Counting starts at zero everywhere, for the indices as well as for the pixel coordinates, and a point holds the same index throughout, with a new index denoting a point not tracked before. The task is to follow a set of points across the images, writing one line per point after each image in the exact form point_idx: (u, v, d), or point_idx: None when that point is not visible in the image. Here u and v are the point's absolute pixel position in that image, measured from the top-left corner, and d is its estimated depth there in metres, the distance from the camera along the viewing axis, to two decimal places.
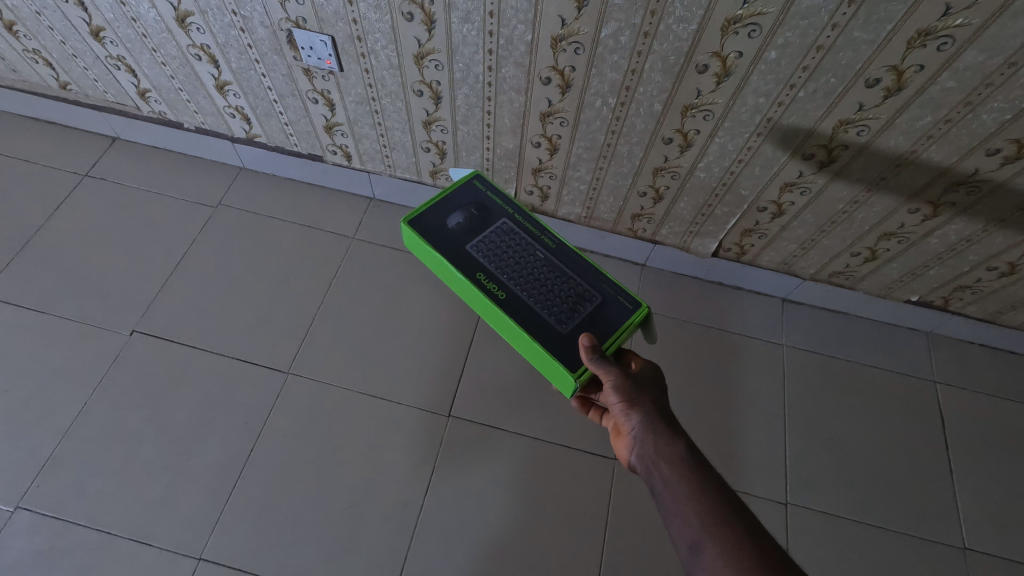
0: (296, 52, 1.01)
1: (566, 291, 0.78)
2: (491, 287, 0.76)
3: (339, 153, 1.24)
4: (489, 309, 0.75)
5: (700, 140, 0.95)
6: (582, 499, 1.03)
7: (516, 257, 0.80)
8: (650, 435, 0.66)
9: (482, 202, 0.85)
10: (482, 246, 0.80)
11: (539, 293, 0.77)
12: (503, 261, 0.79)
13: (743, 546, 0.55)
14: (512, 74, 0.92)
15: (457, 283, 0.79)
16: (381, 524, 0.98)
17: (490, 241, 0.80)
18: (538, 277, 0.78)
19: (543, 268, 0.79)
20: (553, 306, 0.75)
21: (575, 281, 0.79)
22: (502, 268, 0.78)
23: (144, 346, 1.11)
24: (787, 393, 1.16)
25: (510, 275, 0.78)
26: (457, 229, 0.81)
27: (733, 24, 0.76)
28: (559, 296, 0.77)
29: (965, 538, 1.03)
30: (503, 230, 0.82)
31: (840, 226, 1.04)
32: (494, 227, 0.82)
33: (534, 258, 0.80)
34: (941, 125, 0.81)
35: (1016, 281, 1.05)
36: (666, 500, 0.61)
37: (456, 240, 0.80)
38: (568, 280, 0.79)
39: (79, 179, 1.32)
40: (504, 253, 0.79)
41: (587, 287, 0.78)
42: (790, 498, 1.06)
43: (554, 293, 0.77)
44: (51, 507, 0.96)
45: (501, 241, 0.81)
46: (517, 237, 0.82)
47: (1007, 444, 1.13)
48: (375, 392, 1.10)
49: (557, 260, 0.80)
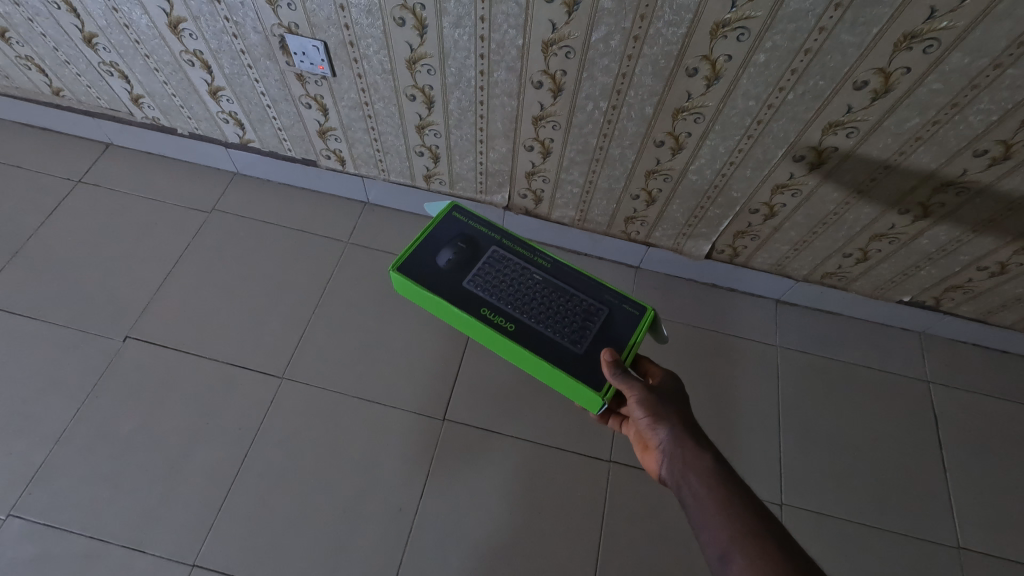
0: (288, 58, 1.01)
1: (571, 309, 0.79)
2: (498, 320, 0.76)
3: (333, 158, 1.25)
4: (500, 342, 0.76)
5: (692, 143, 0.95)
6: (578, 501, 1.03)
7: (515, 284, 0.80)
8: (677, 447, 0.66)
9: (467, 233, 0.84)
10: (479, 281, 0.80)
11: (545, 316, 0.78)
12: (501, 291, 0.79)
13: (774, 557, 0.54)
14: (504, 78, 0.93)
15: (461, 322, 0.79)
16: (376, 528, 0.98)
17: (485, 274, 0.80)
18: (540, 300, 0.79)
19: (543, 290, 0.80)
20: (563, 328, 0.77)
21: (577, 297, 0.80)
22: (504, 299, 0.78)
23: (137, 352, 1.11)
24: (782, 394, 1.17)
25: (513, 304, 0.78)
26: (449, 267, 0.81)
27: (722, 27, 0.76)
28: (565, 316, 0.78)
29: (959, 537, 1.04)
30: (495, 259, 0.82)
31: (832, 228, 1.05)
32: (484, 258, 0.82)
33: (531, 282, 0.81)
34: (929, 126, 0.81)
35: (1007, 281, 1.06)
36: (695, 512, 0.60)
37: (450, 279, 0.80)
38: (570, 298, 0.80)
39: (72, 185, 1.32)
40: (502, 284, 0.80)
41: (591, 301, 0.80)
42: (784, 499, 1.06)
43: (560, 314, 0.78)
44: (43, 514, 0.95)
45: (494, 271, 0.81)
46: (510, 263, 0.82)
47: (1001, 443, 1.13)
48: (369, 396, 1.10)
49: (555, 279, 0.81)
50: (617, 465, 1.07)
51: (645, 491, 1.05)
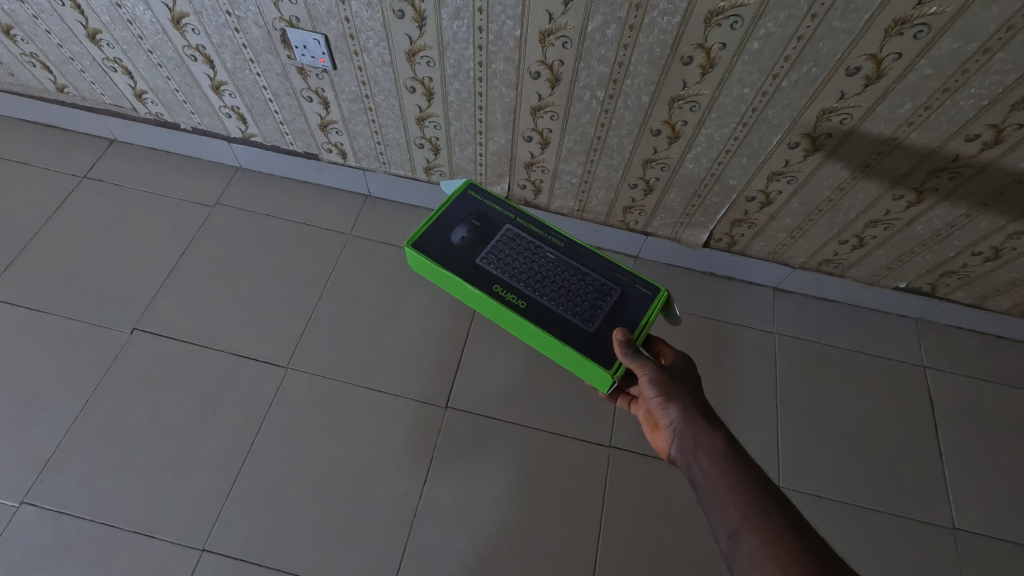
0: (290, 51, 1.02)
1: (584, 288, 0.80)
2: (510, 297, 0.78)
3: (335, 151, 1.26)
4: (511, 318, 0.78)
5: (688, 132, 0.96)
6: (578, 486, 1.05)
7: (528, 261, 0.82)
8: (687, 427, 0.68)
9: (482, 212, 0.87)
10: (492, 258, 0.82)
11: (557, 294, 0.80)
12: (514, 268, 0.81)
13: (784, 537, 0.54)
14: (502, 69, 0.94)
15: (474, 297, 0.81)
16: (381, 514, 1.00)
17: (499, 251, 0.82)
18: (552, 278, 0.81)
19: (556, 269, 0.82)
20: (575, 306, 0.78)
21: (590, 277, 0.82)
22: (517, 276, 0.80)
23: (144, 343, 1.13)
24: (780, 380, 1.18)
25: (525, 282, 0.80)
26: (464, 245, 0.83)
27: (716, 15, 0.78)
28: (577, 295, 0.80)
29: (955, 519, 1.05)
30: (509, 238, 0.84)
31: (827, 215, 1.06)
32: (499, 236, 0.84)
33: (545, 260, 0.82)
34: (921, 112, 0.83)
35: (1001, 266, 1.07)
36: (705, 492, 0.61)
37: (465, 255, 0.82)
38: (583, 277, 0.82)
39: (78, 181, 1.33)
40: (515, 261, 0.82)
41: (604, 281, 0.82)
42: (782, 482, 1.08)
43: (573, 292, 0.80)
44: (55, 501, 0.97)
45: (508, 248, 0.83)
46: (524, 241, 0.84)
47: (996, 426, 1.15)
48: (373, 385, 1.12)
49: (568, 258, 0.83)
50: (617, 450, 1.09)
51: (645, 475, 1.07)
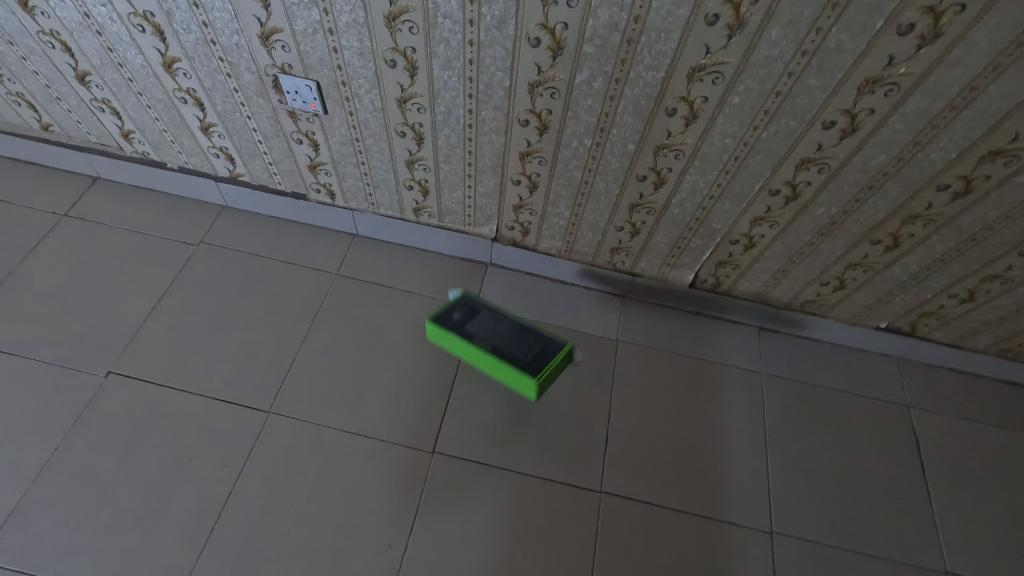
0: (281, 96, 1.04)
1: (527, 343, 1.12)
2: (481, 342, 1.12)
3: (323, 192, 1.26)
4: (480, 355, 1.13)
5: (673, 178, 0.99)
6: (568, 534, 1.02)
7: (494, 325, 1.15)
8: None
9: (466, 299, 1.19)
10: (470, 321, 1.16)
11: (510, 343, 1.12)
12: (485, 328, 1.15)
13: None
14: (492, 116, 0.96)
15: (457, 345, 1.15)
16: (364, 567, 0.96)
17: (476, 319, 1.16)
18: (508, 336, 1.13)
19: (510, 329, 1.14)
20: (520, 350, 1.11)
21: (532, 335, 1.14)
22: (486, 333, 1.14)
23: (119, 387, 1.09)
24: (768, 420, 1.19)
25: (491, 336, 1.13)
26: (451, 314, 1.17)
27: (698, 71, 0.81)
28: (522, 345, 1.12)
29: (947, 562, 1.04)
30: (482, 312, 1.17)
31: (809, 257, 1.09)
32: (476, 310, 1.17)
33: (504, 326, 1.15)
34: (895, 163, 0.86)
35: (976, 307, 1.10)
36: None
37: (453, 321, 1.16)
38: (527, 334, 1.14)
39: (57, 219, 1.31)
40: (485, 324, 1.15)
41: (540, 341, 1.13)
42: (774, 526, 1.06)
43: (519, 344, 1.12)
44: (12, 560, 0.91)
45: (481, 317, 1.17)
46: (491, 314, 1.17)
47: (982, 467, 1.15)
48: (357, 430, 1.09)
49: (519, 325, 1.16)
50: (608, 495, 1.06)
51: (636, 522, 1.04)
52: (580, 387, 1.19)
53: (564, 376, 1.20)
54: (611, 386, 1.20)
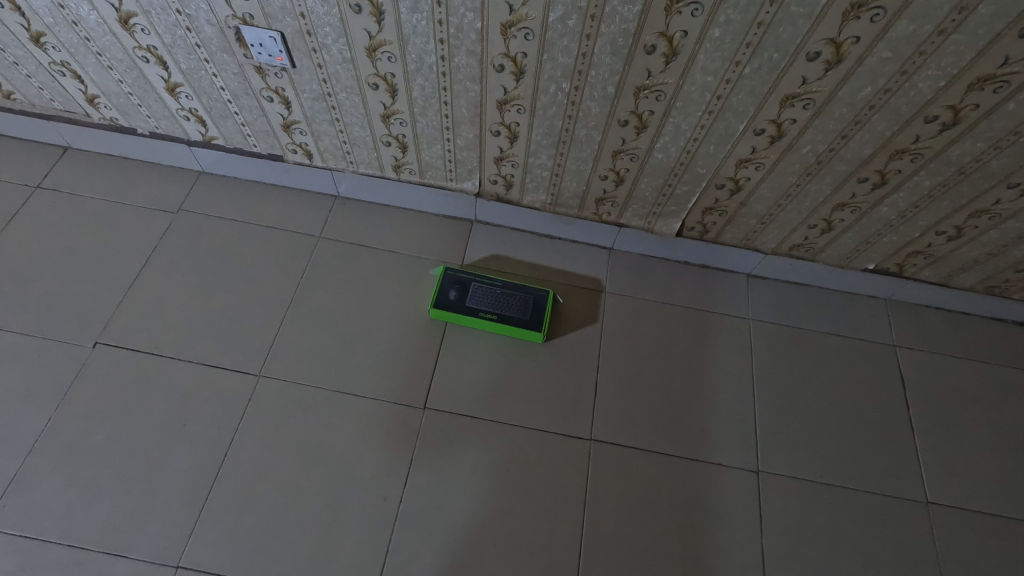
0: (245, 50, 0.99)
1: (523, 300, 1.19)
2: (485, 315, 1.17)
3: (300, 152, 1.23)
4: (487, 325, 1.18)
5: (655, 121, 0.96)
6: (560, 480, 1.05)
7: (489, 294, 1.19)
8: None
9: (455, 276, 1.20)
10: (468, 297, 1.18)
11: (510, 307, 1.18)
12: (483, 299, 1.18)
13: None
14: (465, 63, 0.93)
15: (462, 322, 1.18)
16: (361, 519, 0.98)
17: (472, 293, 1.19)
18: (505, 300, 1.19)
19: (504, 293, 1.19)
20: (519, 310, 1.18)
21: (525, 292, 1.20)
22: (486, 304, 1.18)
23: (108, 358, 1.09)
24: (756, 364, 1.20)
25: (491, 305, 1.18)
26: (449, 295, 1.18)
27: (676, 3, 0.77)
28: (520, 304, 1.19)
29: (927, 492, 1.08)
30: (475, 286, 1.20)
31: (796, 199, 1.07)
32: (470, 285, 1.20)
33: (497, 292, 1.19)
34: (882, 94, 0.84)
35: (964, 244, 1.10)
36: None
37: (453, 301, 1.18)
38: (520, 293, 1.20)
39: (31, 191, 1.28)
40: (483, 296, 1.19)
41: (533, 295, 1.20)
42: (761, 465, 1.09)
43: (517, 305, 1.18)
44: (18, 525, 0.94)
45: (476, 290, 1.19)
46: (482, 284, 1.20)
47: (965, 401, 1.18)
48: (348, 389, 1.10)
49: (510, 286, 1.20)
50: (598, 443, 1.08)
51: (626, 466, 1.07)
52: (568, 339, 1.19)
53: (552, 329, 1.20)
54: (599, 337, 1.20)
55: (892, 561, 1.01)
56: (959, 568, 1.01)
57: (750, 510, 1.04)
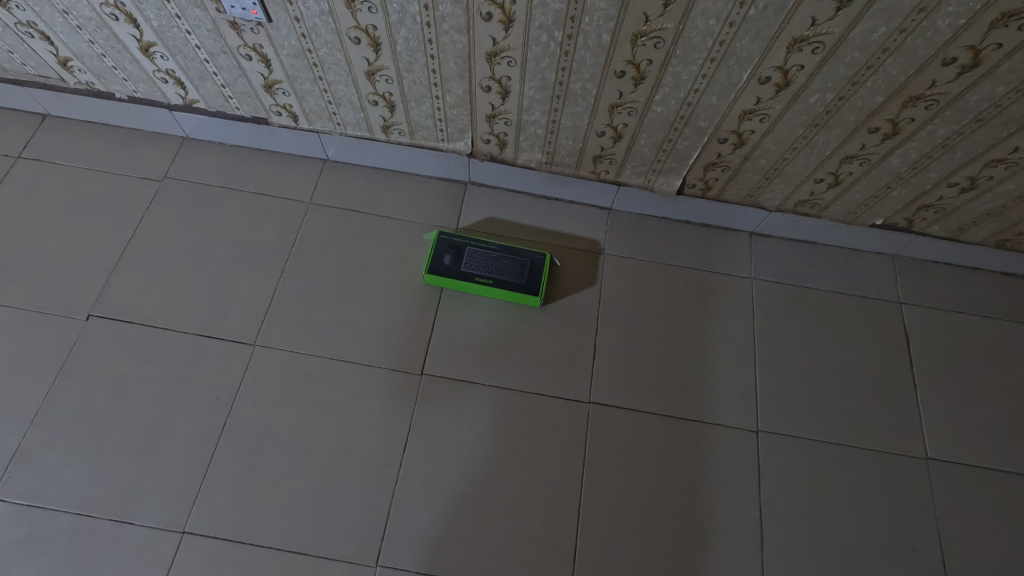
0: (217, 4, 0.94)
1: (519, 264, 1.16)
2: (480, 280, 1.14)
3: (285, 114, 1.18)
4: (483, 290, 1.15)
5: (654, 72, 0.91)
6: (559, 444, 1.05)
7: (485, 258, 1.16)
8: None
9: (450, 241, 1.17)
10: (464, 262, 1.16)
11: (506, 271, 1.15)
12: (479, 263, 1.16)
13: None
14: (451, 12, 0.87)
15: (458, 287, 1.16)
16: (362, 484, 0.99)
17: (468, 257, 1.16)
18: (501, 264, 1.16)
19: (500, 257, 1.16)
20: (515, 273, 1.15)
21: (521, 256, 1.17)
22: (482, 269, 1.15)
23: (102, 330, 1.08)
24: (757, 323, 1.18)
25: (487, 270, 1.15)
26: (445, 260, 1.15)
27: None
28: (516, 268, 1.16)
29: (928, 449, 1.08)
30: (471, 250, 1.17)
31: (802, 152, 1.02)
32: (465, 249, 1.17)
33: (493, 257, 1.16)
34: (896, 36, 0.78)
35: (977, 196, 1.05)
36: None
37: (448, 266, 1.15)
38: (517, 257, 1.17)
39: (12, 162, 1.24)
40: (479, 260, 1.16)
41: (530, 258, 1.17)
42: (761, 425, 1.08)
43: (513, 268, 1.16)
44: (25, 496, 0.95)
45: (472, 254, 1.16)
46: (478, 248, 1.17)
47: (971, 358, 1.16)
48: (345, 357, 1.09)
49: (507, 249, 1.17)
50: (597, 406, 1.08)
51: (626, 429, 1.07)
52: (566, 303, 1.17)
53: (550, 293, 1.18)
54: (598, 299, 1.18)
55: (890, 516, 1.02)
56: (957, 521, 1.02)
57: (749, 469, 1.05)
